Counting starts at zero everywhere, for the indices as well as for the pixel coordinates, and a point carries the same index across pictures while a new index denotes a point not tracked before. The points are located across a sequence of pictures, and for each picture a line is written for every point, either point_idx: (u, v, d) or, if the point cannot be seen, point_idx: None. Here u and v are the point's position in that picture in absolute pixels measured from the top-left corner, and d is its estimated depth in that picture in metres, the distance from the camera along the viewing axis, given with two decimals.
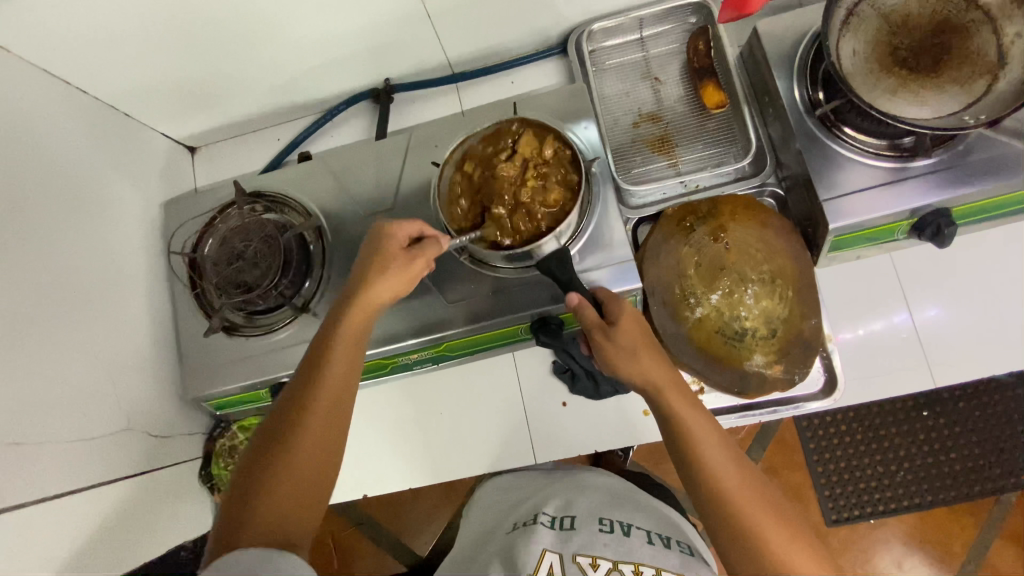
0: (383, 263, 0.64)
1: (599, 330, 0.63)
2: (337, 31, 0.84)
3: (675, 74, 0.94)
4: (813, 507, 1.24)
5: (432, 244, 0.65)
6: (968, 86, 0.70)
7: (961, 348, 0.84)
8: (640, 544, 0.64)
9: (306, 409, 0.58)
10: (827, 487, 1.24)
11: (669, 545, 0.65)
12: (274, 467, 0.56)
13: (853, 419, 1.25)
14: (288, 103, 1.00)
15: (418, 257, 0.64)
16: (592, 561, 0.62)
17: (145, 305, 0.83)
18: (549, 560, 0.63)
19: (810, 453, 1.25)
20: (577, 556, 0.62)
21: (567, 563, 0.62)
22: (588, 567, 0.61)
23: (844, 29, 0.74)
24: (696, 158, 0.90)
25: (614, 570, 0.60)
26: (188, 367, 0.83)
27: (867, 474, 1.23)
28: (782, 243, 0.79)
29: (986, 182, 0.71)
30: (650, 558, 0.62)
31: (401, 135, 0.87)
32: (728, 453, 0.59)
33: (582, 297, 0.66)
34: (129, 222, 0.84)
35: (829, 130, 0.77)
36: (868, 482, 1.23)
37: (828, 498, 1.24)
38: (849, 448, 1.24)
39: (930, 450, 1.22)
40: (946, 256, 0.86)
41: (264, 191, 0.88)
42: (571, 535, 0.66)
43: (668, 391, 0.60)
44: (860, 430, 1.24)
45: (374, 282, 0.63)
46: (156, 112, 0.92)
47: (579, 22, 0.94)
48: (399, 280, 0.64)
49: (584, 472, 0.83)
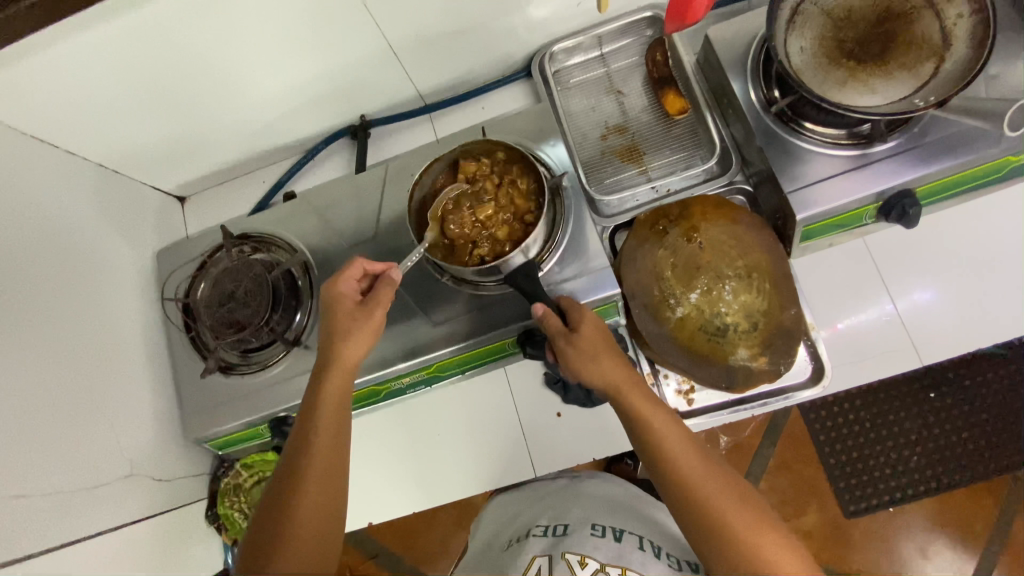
0: (346, 318, 0.67)
1: (563, 338, 0.65)
2: (309, 74, 0.88)
3: (637, 86, 0.97)
4: (828, 499, 1.23)
5: (386, 286, 0.68)
6: (916, 70, 0.73)
7: (948, 327, 0.84)
8: (631, 549, 0.65)
9: (307, 466, 0.60)
10: (842, 479, 1.23)
11: (660, 555, 0.66)
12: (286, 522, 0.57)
13: (860, 408, 1.24)
14: (270, 147, 1.04)
15: (375, 304, 0.67)
16: (581, 560, 0.63)
17: (143, 351, 0.86)
18: (538, 564, 0.65)
19: (821, 445, 1.24)
20: (566, 554, 0.64)
21: (555, 562, 0.64)
22: (575, 565, 0.62)
23: (791, 27, 0.77)
24: (665, 163, 0.93)
25: (600, 572, 0.62)
26: (187, 409, 0.85)
27: (880, 463, 1.22)
28: (753, 236, 0.81)
29: (945, 161, 0.73)
30: (639, 564, 0.63)
31: (377, 168, 0.90)
32: (698, 451, 0.60)
33: (548, 308, 0.68)
34: (123, 274, 0.88)
35: (787, 125, 0.79)
36: (882, 471, 1.22)
37: (843, 490, 1.22)
38: (858, 438, 1.23)
39: (939, 431, 1.21)
40: (922, 236, 0.87)
41: (251, 232, 0.91)
42: (562, 539, 0.67)
43: (631, 393, 0.62)
44: (867, 418, 1.23)
45: (344, 343, 0.65)
46: (143, 165, 0.95)
47: (541, 45, 0.98)
48: (366, 334, 0.66)
49: (570, 484, 0.82)
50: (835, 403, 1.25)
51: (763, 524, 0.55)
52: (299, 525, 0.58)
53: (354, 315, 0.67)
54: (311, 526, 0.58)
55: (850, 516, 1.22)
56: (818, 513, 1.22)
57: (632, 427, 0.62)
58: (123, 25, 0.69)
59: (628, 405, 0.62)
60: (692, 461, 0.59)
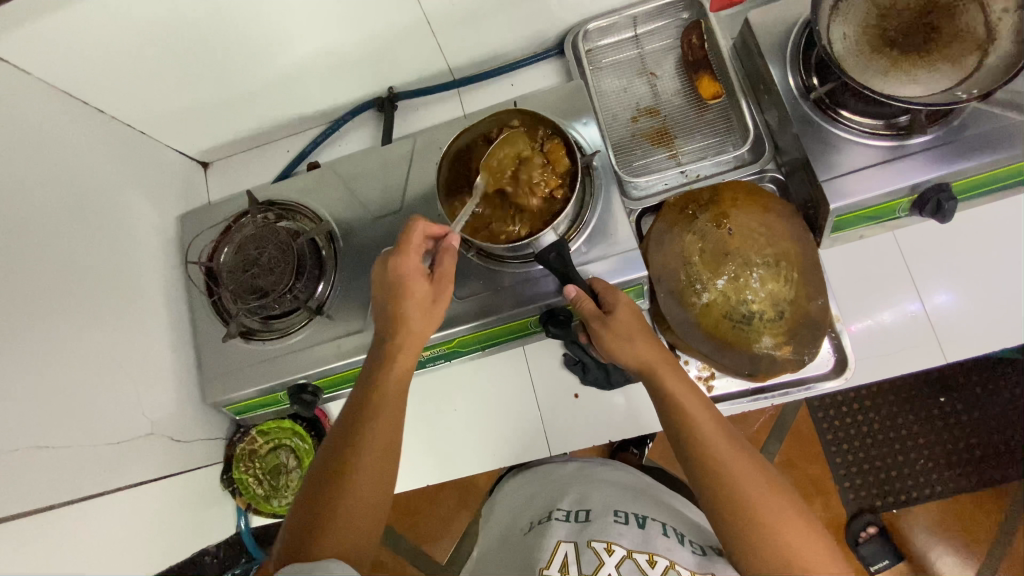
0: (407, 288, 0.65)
1: (598, 321, 0.65)
2: (340, 42, 0.87)
3: (670, 69, 0.96)
4: (834, 498, 1.23)
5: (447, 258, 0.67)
6: (960, 62, 0.71)
7: (972, 328, 0.84)
8: (656, 534, 0.64)
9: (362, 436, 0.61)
10: (848, 478, 1.23)
11: (683, 541, 0.65)
12: (336, 485, 0.59)
13: (871, 408, 1.24)
14: (296, 115, 1.03)
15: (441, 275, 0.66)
16: (607, 546, 0.63)
17: (165, 313, 0.86)
18: (564, 550, 0.63)
19: (829, 444, 1.24)
20: (592, 542, 0.63)
21: (581, 551, 0.63)
22: (601, 553, 0.62)
23: (834, 14, 0.76)
24: (696, 148, 0.92)
25: (627, 559, 0.61)
26: (206, 372, 0.85)
27: (888, 464, 1.22)
28: (783, 225, 0.80)
29: (984, 156, 0.72)
30: (666, 549, 0.62)
31: (405, 140, 0.90)
32: (730, 439, 0.60)
33: (582, 290, 0.68)
34: (147, 235, 0.87)
35: (825, 113, 0.78)
36: (889, 471, 1.22)
37: (849, 489, 1.22)
38: (867, 437, 1.23)
39: (948, 435, 1.21)
40: (952, 236, 0.86)
41: (276, 200, 0.90)
42: (585, 525, 0.67)
43: (664, 374, 0.62)
44: (878, 419, 1.23)
45: (406, 315, 0.64)
46: (169, 127, 0.95)
47: (574, 23, 0.96)
48: (426, 305, 0.65)
49: (582, 468, 0.83)
50: (847, 400, 1.24)
51: (788, 511, 0.55)
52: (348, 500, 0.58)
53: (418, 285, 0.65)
54: (361, 495, 0.58)
55: (857, 517, 1.21)
56: (823, 510, 1.22)
57: (663, 410, 0.62)
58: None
59: (660, 386, 0.62)
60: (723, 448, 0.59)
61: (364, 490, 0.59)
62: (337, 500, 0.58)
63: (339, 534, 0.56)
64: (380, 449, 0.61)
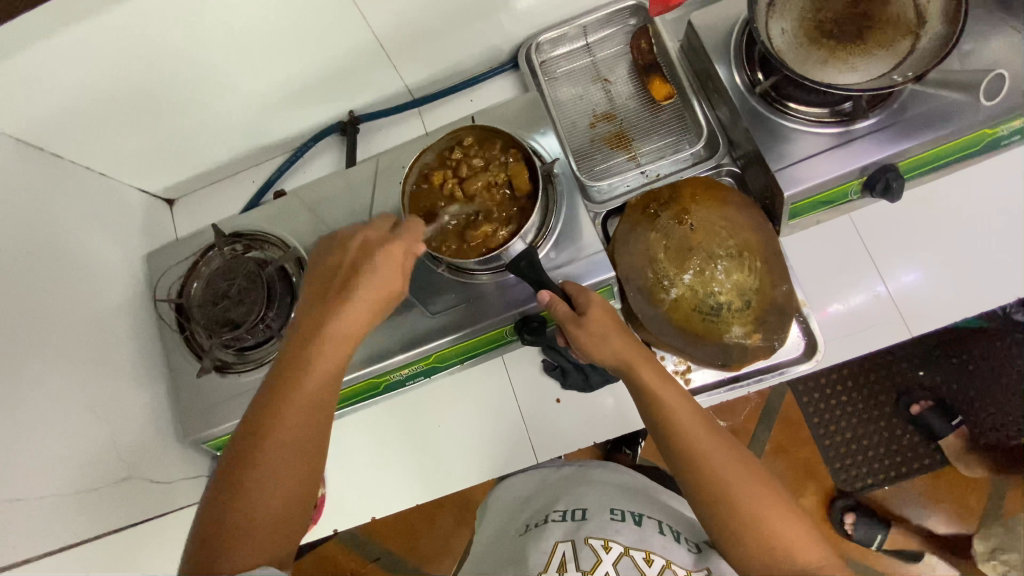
0: (365, 256, 0.62)
1: (572, 322, 0.66)
2: (297, 69, 0.88)
3: (623, 74, 0.98)
4: (824, 478, 1.25)
5: (413, 228, 0.65)
6: (894, 47, 0.74)
7: (934, 301, 0.86)
8: (653, 533, 0.65)
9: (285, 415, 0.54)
10: (837, 460, 1.24)
11: (679, 540, 0.66)
12: (250, 470, 0.52)
13: (853, 389, 1.26)
14: (259, 146, 1.03)
15: (399, 240, 0.63)
16: (604, 544, 0.63)
17: (137, 354, 0.85)
18: (562, 549, 0.63)
19: (816, 427, 1.26)
20: (589, 539, 0.63)
21: (579, 548, 0.62)
22: (600, 550, 0.62)
23: (771, 11, 0.78)
24: (654, 148, 0.94)
25: (625, 556, 0.61)
26: (183, 410, 0.84)
27: (875, 442, 1.24)
28: (747, 217, 0.82)
29: (926, 134, 0.75)
30: (662, 548, 0.63)
31: (369, 162, 0.91)
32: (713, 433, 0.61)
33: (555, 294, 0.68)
34: (115, 277, 0.87)
35: (772, 106, 0.80)
36: (876, 449, 1.24)
37: (839, 470, 1.24)
38: (853, 418, 1.25)
39: None
40: (904, 213, 0.89)
41: (243, 230, 0.90)
42: (583, 523, 0.66)
43: (640, 368, 0.63)
44: (861, 398, 1.25)
45: (360, 285, 0.61)
46: (133, 167, 0.95)
47: (527, 36, 0.99)
48: (389, 274, 0.62)
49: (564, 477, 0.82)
50: (828, 382, 1.27)
51: (770, 496, 0.56)
52: (264, 496, 0.52)
53: (379, 259, 0.62)
54: (276, 485, 0.52)
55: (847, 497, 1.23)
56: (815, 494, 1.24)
57: (646, 407, 0.63)
58: (108, 20, 0.68)
59: (641, 381, 0.63)
60: (709, 442, 0.59)
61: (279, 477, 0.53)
62: (255, 488, 0.51)
63: (255, 535, 0.50)
64: (307, 429, 0.55)
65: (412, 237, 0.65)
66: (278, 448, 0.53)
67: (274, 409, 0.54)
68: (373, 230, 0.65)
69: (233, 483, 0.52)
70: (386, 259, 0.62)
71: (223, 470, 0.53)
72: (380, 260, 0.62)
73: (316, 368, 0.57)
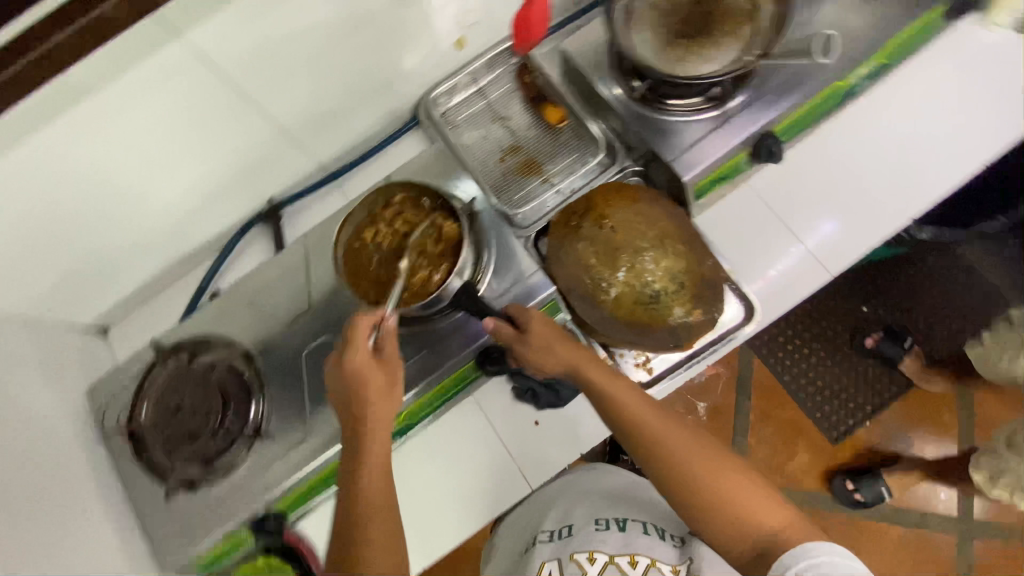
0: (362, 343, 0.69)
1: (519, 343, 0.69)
2: (210, 166, 0.90)
3: (517, 108, 1.04)
4: (806, 428, 1.33)
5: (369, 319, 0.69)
6: (739, 34, 0.84)
7: (841, 239, 0.95)
8: (636, 535, 0.72)
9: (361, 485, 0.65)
10: (814, 405, 1.34)
11: (664, 537, 0.73)
12: (349, 534, 0.64)
13: (805, 333, 1.36)
14: (188, 252, 1.03)
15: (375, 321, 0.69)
16: (589, 557, 0.69)
17: (97, 494, 0.79)
18: (550, 567, 0.72)
19: (786, 378, 1.36)
20: (575, 555, 0.70)
21: (565, 565, 0.70)
22: (584, 563, 0.69)
23: (629, 25, 0.87)
24: (562, 167, 1.00)
25: (610, 564, 0.68)
26: (159, 534, 0.80)
27: (838, 377, 1.33)
28: (656, 210, 0.89)
29: (789, 100, 0.84)
30: (645, 548, 0.70)
31: (297, 245, 0.92)
32: (682, 432, 0.64)
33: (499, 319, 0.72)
34: (55, 424, 0.80)
35: (655, 106, 0.88)
36: (840, 383, 1.34)
37: (818, 416, 1.33)
38: (815, 360, 1.35)
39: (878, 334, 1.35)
40: (794, 169, 0.98)
41: (183, 340, 0.88)
42: (569, 539, 0.74)
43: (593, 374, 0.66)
44: (814, 340, 1.36)
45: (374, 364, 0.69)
46: (58, 306, 0.92)
47: (422, 94, 1.05)
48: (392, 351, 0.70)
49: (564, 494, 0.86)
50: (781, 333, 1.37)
51: (729, 473, 0.61)
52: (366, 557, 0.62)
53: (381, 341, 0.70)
54: (375, 536, 0.63)
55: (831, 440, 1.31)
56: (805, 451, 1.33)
57: (606, 412, 0.66)
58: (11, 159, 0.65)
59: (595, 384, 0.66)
60: (679, 442, 0.63)
61: (374, 532, 0.63)
62: (359, 545, 0.63)
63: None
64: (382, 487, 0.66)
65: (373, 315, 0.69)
66: (363, 512, 0.64)
67: (351, 485, 0.66)
68: None
69: (342, 550, 0.63)
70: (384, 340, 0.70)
71: (334, 544, 0.65)
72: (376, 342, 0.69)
73: (375, 437, 0.67)
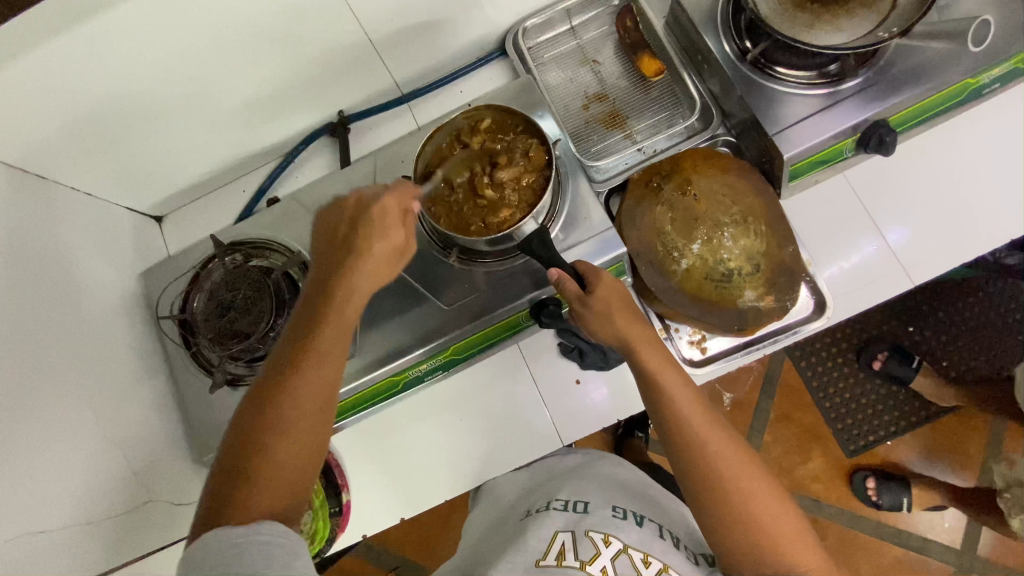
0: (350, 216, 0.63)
1: (579, 302, 0.70)
2: (310, 57, 0.88)
3: (610, 54, 1.01)
4: None
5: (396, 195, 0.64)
6: (876, 7, 0.76)
7: (928, 251, 0.94)
8: (651, 536, 0.68)
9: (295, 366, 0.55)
10: None
11: (678, 545, 0.69)
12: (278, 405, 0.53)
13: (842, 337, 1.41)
14: (247, 152, 1.02)
15: (389, 214, 0.63)
16: (604, 537, 0.66)
17: (154, 393, 0.82)
18: (562, 539, 0.67)
19: None
20: (589, 532, 0.67)
21: (578, 538, 0.66)
22: (600, 543, 0.65)
23: None
24: (648, 125, 0.97)
25: (624, 553, 0.64)
26: (195, 421, 0.82)
27: (860, 407, 1.38)
28: (748, 185, 0.84)
29: (914, 87, 0.77)
30: (661, 551, 0.66)
31: (365, 160, 0.88)
32: (715, 427, 0.66)
33: (564, 272, 0.71)
34: (110, 311, 0.82)
35: (763, 72, 0.82)
36: (865, 413, 1.39)
37: None
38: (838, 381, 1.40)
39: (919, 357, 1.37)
40: (893, 167, 0.96)
41: (241, 240, 0.87)
42: (583, 516, 0.70)
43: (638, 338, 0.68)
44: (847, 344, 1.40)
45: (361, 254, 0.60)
46: (71, 165, 0.82)
47: (512, 23, 1.01)
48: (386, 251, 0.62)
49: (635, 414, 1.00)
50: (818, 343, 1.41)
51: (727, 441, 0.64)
52: (294, 435, 0.53)
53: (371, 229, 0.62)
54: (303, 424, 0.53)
55: None
56: None
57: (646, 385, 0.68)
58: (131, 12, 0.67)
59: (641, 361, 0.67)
60: (697, 441, 0.64)
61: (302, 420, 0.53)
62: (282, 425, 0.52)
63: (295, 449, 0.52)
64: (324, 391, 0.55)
65: (403, 193, 0.65)
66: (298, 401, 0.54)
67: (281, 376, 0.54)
68: (365, 188, 0.65)
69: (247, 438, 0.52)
70: (379, 236, 0.62)
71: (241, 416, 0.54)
72: (378, 216, 0.62)
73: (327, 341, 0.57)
